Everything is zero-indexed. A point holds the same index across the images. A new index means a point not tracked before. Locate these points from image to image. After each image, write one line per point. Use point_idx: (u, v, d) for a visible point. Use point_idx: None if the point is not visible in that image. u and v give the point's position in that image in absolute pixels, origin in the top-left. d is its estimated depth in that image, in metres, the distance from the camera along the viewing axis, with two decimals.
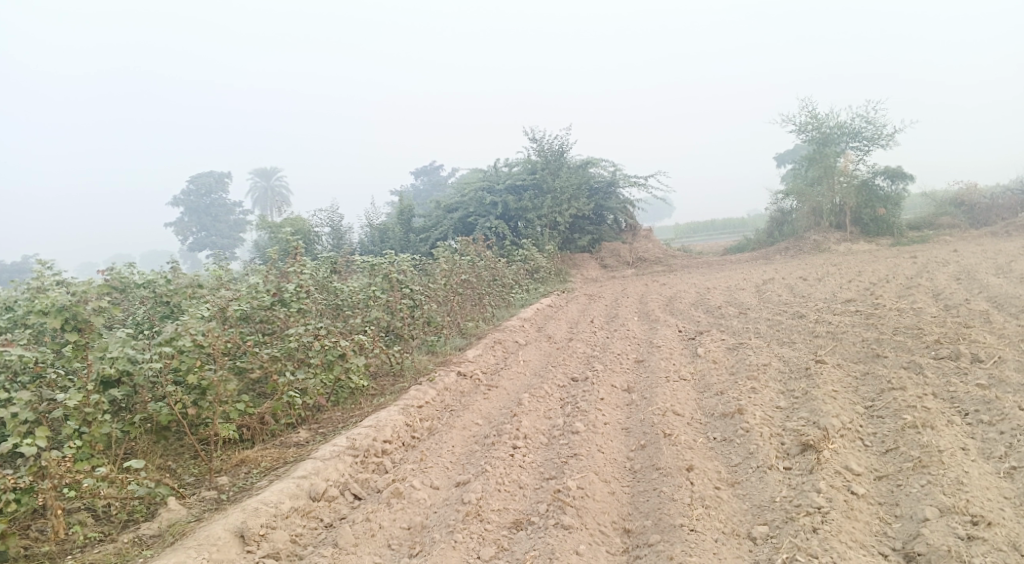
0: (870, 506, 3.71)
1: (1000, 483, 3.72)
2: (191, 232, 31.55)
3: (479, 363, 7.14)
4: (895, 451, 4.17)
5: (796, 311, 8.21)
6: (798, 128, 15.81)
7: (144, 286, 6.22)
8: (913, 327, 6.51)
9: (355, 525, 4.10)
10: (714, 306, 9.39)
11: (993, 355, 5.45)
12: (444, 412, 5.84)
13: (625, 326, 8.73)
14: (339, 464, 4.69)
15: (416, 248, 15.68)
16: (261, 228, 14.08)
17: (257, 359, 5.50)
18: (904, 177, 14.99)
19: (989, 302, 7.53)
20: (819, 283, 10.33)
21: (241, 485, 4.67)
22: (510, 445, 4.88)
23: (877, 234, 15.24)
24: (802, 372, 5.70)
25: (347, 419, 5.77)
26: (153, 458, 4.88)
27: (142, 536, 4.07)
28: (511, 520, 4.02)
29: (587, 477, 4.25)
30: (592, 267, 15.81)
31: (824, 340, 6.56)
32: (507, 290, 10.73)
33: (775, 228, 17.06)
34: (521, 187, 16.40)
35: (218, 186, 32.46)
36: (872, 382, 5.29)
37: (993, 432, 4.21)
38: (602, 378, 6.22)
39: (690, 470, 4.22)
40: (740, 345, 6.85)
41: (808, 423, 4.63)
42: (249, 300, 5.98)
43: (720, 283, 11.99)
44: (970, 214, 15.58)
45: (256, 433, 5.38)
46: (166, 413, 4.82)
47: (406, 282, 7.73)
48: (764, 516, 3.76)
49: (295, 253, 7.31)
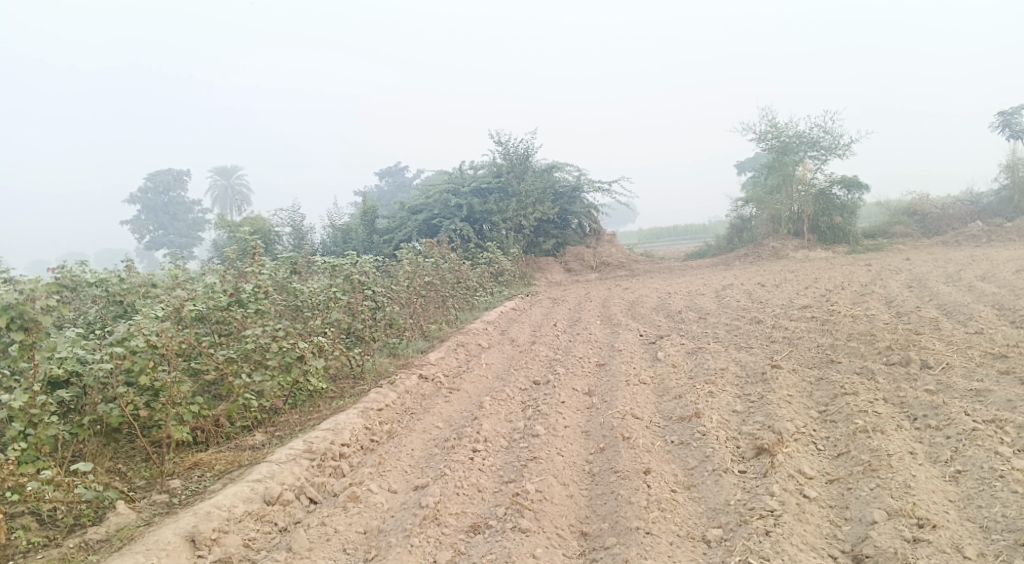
0: (821, 509, 3.79)
1: (945, 486, 3.82)
2: (148, 230, 30.80)
3: (441, 366, 7.11)
4: (847, 455, 4.26)
5: (754, 316, 8.36)
6: (759, 136, 16.09)
7: (97, 284, 6.02)
8: (866, 333, 6.68)
9: (310, 529, 4.04)
10: (675, 311, 9.50)
11: (941, 361, 5.61)
12: (404, 415, 5.79)
13: (587, 330, 8.77)
14: (295, 468, 4.61)
15: (380, 250, 15.53)
16: (221, 227, 13.80)
17: (212, 361, 5.37)
18: (859, 187, 15.38)
19: (938, 309, 7.76)
20: (776, 289, 10.53)
21: (194, 488, 4.56)
22: (470, 449, 4.86)
23: (833, 242, 15.61)
24: (758, 377, 5.80)
25: (305, 422, 5.68)
26: (102, 461, 4.73)
27: (88, 540, 3.94)
28: (469, 523, 3.99)
29: (546, 480, 4.26)
30: (556, 271, 15.87)
31: (781, 346, 6.69)
32: (471, 293, 10.71)
33: (735, 234, 17.37)
34: (486, 189, 16.41)
35: (177, 184, 31.80)
36: (825, 387, 5.41)
37: (940, 437, 4.33)
38: (563, 381, 6.25)
39: (647, 473, 4.26)
40: (700, 349, 6.95)
41: (764, 426, 4.71)
42: (206, 300, 5.84)
43: (682, 288, 12.14)
44: (922, 223, 16.04)
45: (211, 436, 5.27)
46: (117, 415, 4.68)
47: (369, 283, 7.64)
48: (718, 518, 3.81)
49: (254, 253, 7.17)
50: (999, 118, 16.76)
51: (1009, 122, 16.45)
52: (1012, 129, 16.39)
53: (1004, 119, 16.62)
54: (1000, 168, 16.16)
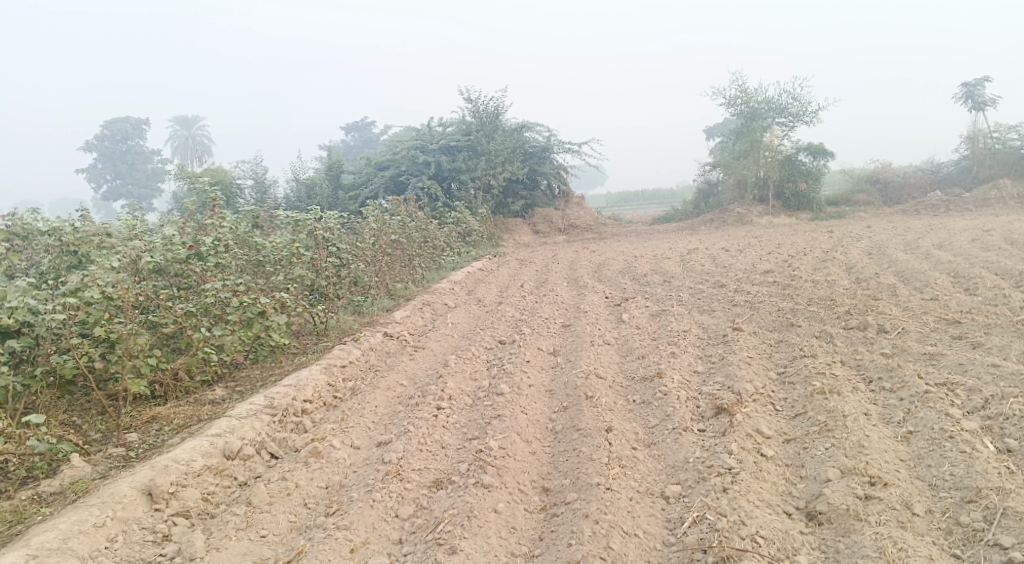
0: (778, 467, 3.88)
1: (897, 446, 3.94)
2: (105, 180, 29.80)
3: (406, 324, 7.06)
4: (803, 415, 4.36)
5: (718, 280, 8.45)
6: (728, 102, 16.11)
7: (49, 233, 5.73)
8: (826, 298, 6.81)
9: (271, 484, 4.01)
10: (640, 274, 9.55)
11: (897, 326, 5.75)
12: (368, 372, 5.76)
13: (553, 291, 8.78)
14: (256, 423, 4.55)
15: (345, 206, 15.25)
16: (180, 178, 13.39)
17: (170, 314, 5.24)
18: (825, 154, 15.55)
19: (896, 276, 7.93)
20: (740, 254, 10.66)
21: (152, 442, 4.48)
22: (434, 406, 4.86)
23: (797, 209, 15.80)
24: (720, 339, 5.89)
25: (266, 377, 5.61)
26: (56, 414, 4.63)
27: (41, 493, 3.85)
28: (431, 479, 4.00)
29: (509, 438, 4.28)
30: (524, 232, 15.82)
31: (743, 309, 6.79)
32: (438, 253, 10.61)
33: (701, 199, 17.49)
34: (454, 147, 16.21)
35: (135, 132, 30.78)
36: (784, 349, 5.52)
37: (893, 398, 4.46)
38: (529, 341, 6.26)
39: (609, 432, 4.30)
40: (663, 312, 7.01)
41: (723, 387, 4.80)
42: (164, 252, 5.66)
43: (648, 251, 12.21)
44: (884, 191, 16.32)
45: (169, 389, 5.16)
46: (71, 367, 4.55)
47: (333, 239, 7.50)
48: (677, 475, 3.88)
49: (214, 205, 6.96)
50: (962, 89, 16.99)
51: (972, 94, 16.70)
52: (975, 101, 16.66)
53: (967, 90, 16.85)
54: (961, 139, 16.45)
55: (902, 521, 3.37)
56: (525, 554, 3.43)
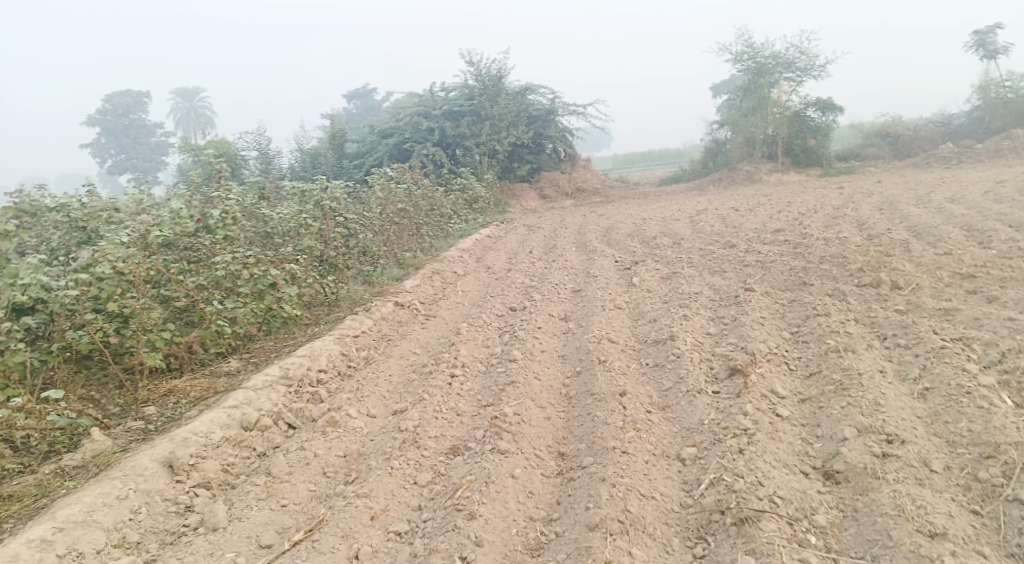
0: (794, 428, 3.89)
1: (913, 403, 3.93)
2: (109, 155, 29.71)
3: (416, 293, 7.05)
4: (818, 374, 4.35)
5: (728, 240, 8.37)
6: (735, 57, 15.79)
7: (57, 210, 5.72)
8: (838, 255, 6.74)
9: (289, 454, 4.05)
10: (649, 236, 9.48)
11: (911, 282, 5.70)
12: (381, 341, 5.77)
13: (562, 256, 8.74)
14: (272, 394, 4.59)
15: (350, 175, 15.16)
16: (184, 151, 13.32)
17: (182, 288, 5.26)
18: (834, 109, 15.29)
19: (909, 231, 7.84)
20: (750, 213, 10.55)
21: (170, 415, 4.52)
22: (447, 374, 4.87)
23: (806, 165, 15.59)
24: (732, 300, 5.85)
25: (280, 348, 5.64)
26: (74, 389, 4.64)
27: (64, 467, 3.90)
28: (448, 446, 4.03)
29: (524, 404, 4.29)
30: (531, 197, 15.71)
31: (754, 269, 6.74)
32: (445, 220, 10.56)
33: (709, 158, 17.28)
34: (458, 113, 16.03)
35: (136, 106, 30.58)
36: (797, 308, 5.48)
37: (909, 355, 4.43)
38: (539, 307, 6.24)
39: (624, 395, 4.31)
40: (674, 274, 6.97)
41: (737, 348, 4.78)
42: (172, 226, 5.65)
43: (656, 213, 12.11)
44: (895, 145, 16.06)
45: (184, 362, 5.19)
46: (87, 342, 4.57)
47: (340, 209, 7.46)
48: (693, 437, 3.89)
49: (219, 177, 6.92)
50: (975, 37, 16.57)
51: (984, 41, 16.29)
52: (987, 48, 16.26)
53: (980, 38, 16.43)
54: (973, 89, 16.11)
55: (920, 478, 3.37)
56: (543, 518, 3.46)
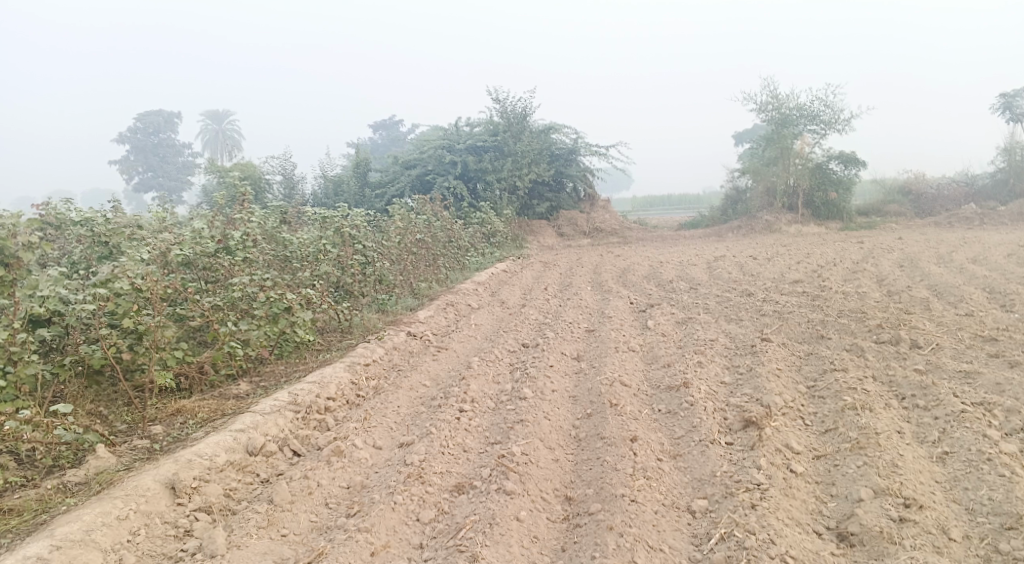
0: (807, 485, 3.79)
1: (931, 467, 3.83)
2: (137, 172, 30.30)
3: (430, 324, 7.04)
4: (834, 431, 4.26)
5: (745, 289, 8.33)
6: (759, 107, 15.91)
7: (81, 224, 5.78)
8: (857, 310, 6.67)
9: (292, 482, 4.01)
10: (666, 280, 9.45)
11: (931, 342, 5.61)
12: (391, 371, 5.75)
13: (578, 295, 8.72)
14: (279, 419, 4.57)
15: (371, 204, 15.31)
16: (210, 172, 13.54)
17: (197, 307, 5.28)
18: (857, 163, 15.28)
19: (930, 290, 7.76)
20: (768, 263, 10.50)
21: (176, 435, 4.50)
22: (456, 409, 4.82)
23: (826, 218, 15.54)
24: (747, 350, 5.78)
25: (290, 373, 5.62)
26: (83, 404, 4.67)
27: (66, 483, 3.88)
28: (453, 483, 3.96)
29: (532, 444, 4.23)
30: (549, 235, 15.77)
31: (771, 319, 6.68)
32: (463, 253, 10.59)
33: (729, 205, 17.31)
34: (481, 148, 16.21)
35: (167, 126, 31.24)
36: (814, 362, 5.40)
37: (927, 417, 4.33)
38: (552, 345, 6.20)
39: (634, 441, 4.23)
40: (690, 320, 6.92)
41: (752, 399, 4.70)
42: (193, 245, 5.70)
43: (673, 257, 12.10)
44: (916, 202, 16.00)
45: (194, 383, 5.19)
46: (99, 357, 4.60)
47: (359, 237, 7.51)
48: (704, 489, 3.81)
49: (243, 199, 7.00)
50: (1000, 100, 16.60)
51: (1010, 104, 16.31)
52: (1013, 111, 16.26)
53: (1005, 101, 16.47)
54: (998, 151, 16.08)
55: (938, 546, 3.27)
56: None
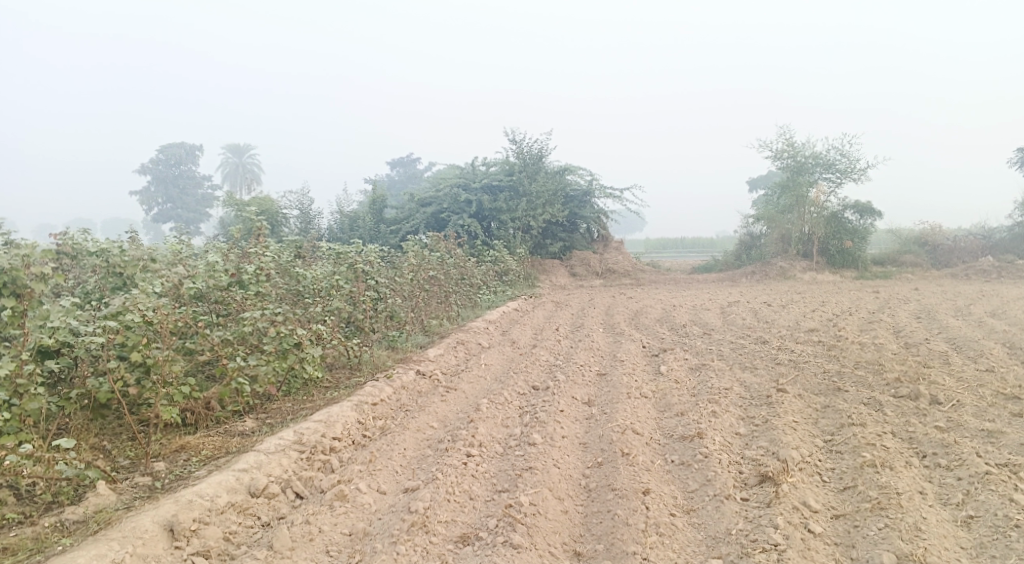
0: (826, 546, 3.65)
1: (956, 532, 3.68)
2: (156, 203, 30.72)
3: (439, 363, 6.97)
4: (853, 489, 4.13)
5: (759, 336, 8.22)
6: (774, 154, 15.94)
7: (97, 254, 5.80)
8: (874, 362, 6.54)
9: (294, 527, 3.92)
10: (679, 324, 9.36)
11: (951, 398, 5.46)
12: (399, 412, 5.66)
13: (589, 337, 8.63)
14: (283, 460, 4.50)
15: (386, 239, 15.38)
16: (228, 205, 13.69)
17: (207, 342, 5.26)
18: (873, 213, 15.22)
19: (948, 343, 7.62)
20: (782, 310, 10.39)
21: (178, 473, 4.43)
22: (464, 453, 4.72)
23: (842, 266, 15.42)
24: (763, 400, 5.65)
25: (297, 411, 5.55)
26: (86, 437, 4.62)
27: (64, 521, 3.82)
28: (458, 533, 3.86)
29: (541, 494, 4.12)
30: (561, 274, 15.76)
31: (786, 368, 6.56)
32: (475, 291, 10.57)
33: (743, 251, 17.26)
34: (497, 187, 16.31)
35: (188, 159, 31.75)
36: (831, 415, 5.27)
37: (950, 478, 4.18)
38: (563, 388, 6.10)
39: (646, 494, 4.11)
40: (703, 366, 6.81)
41: (767, 453, 4.57)
42: (206, 278, 5.71)
43: (686, 301, 12.02)
44: (933, 253, 15.88)
45: (200, 418, 5.13)
46: (106, 391, 4.56)
47: (372, 273, 7.49)
48: (718, 549, 3.68)
49: (259, 233, 7.01)
50: (1018, 154, 16.57)
51: None
52: None
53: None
54: (1016, 204, 15.97)
55: None
56: None
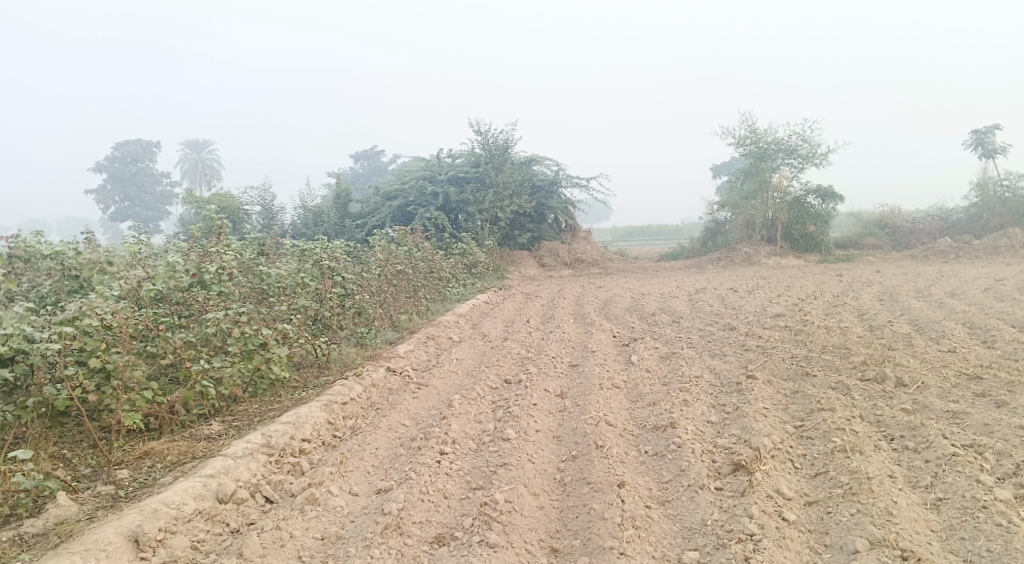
0: (801, 534, 3.68)
1: (926, 514, 3.74)
2: (114, 200, 29.92)
3: (410, 359, 6.88)
4: (824, 475, 4.17)
5: (728, 322, 8.28)
6: (737, 141, 16.09)
7: (51, 256, 5.59)
8: (841, 346, 6.63)
9: (264, 533, 3.82)
10: (648, 312, 9.39)
11: (916, 380, 5.56)
12: (369, 411, 5.57)
13: (560, 328, 8.61)
14: (252, 464, 4.39)
15: (352, 234, 15.17)
16: (187, 202, 13.34)
17: (169, 345, 5.10)
18: (834, 197, 15.46)
19: (911, 325, 7.77)
20: (749, 295, 10.51)
21: (143, 480, 4.29)
22: (437, 451, 4.66)
23: (805, 251, 15.66)
24: (733, 387, 5.69)
25: (265, 412, 5.43)
26: (45, 446, 4.45)
27: (23, 534, 3.67)
28: (433, 534, 3.80)
29: (516, 490, 4.09)
30: (530, 265, 15.74)
31: (755, 354, 6.61)
32: (444, 284, 10.47)
33: (709, 237, 17.43)
34: (463, 179, 16.18)
35: (146, 155, 30.94)
36: (801, 400, 5.32)
37: (918, 460, 4.26)
38: (535, 381, 6.07)
39: (622, 487, 4.10)
40: (674, 354, 6.84)
41: (740, 440, 4.60)
42: (166, 279, 5.54)
43: (655, 289, 12.08)
44: (893, 236, 16.22)
45: (164, 423, 4.98)
46: (64, 398, 4.40)
47: (339, 269, 7.35)
48: (695, 540, 3.69)
49: (220, 231, 6.82)
50: (972, 136, 16.97)
51: (982, 141, 16.68)
52: (985, 148, 16.61)
53: (977, 137, 16.83)
54: (971, 186, 16.37)
55: None
56: None
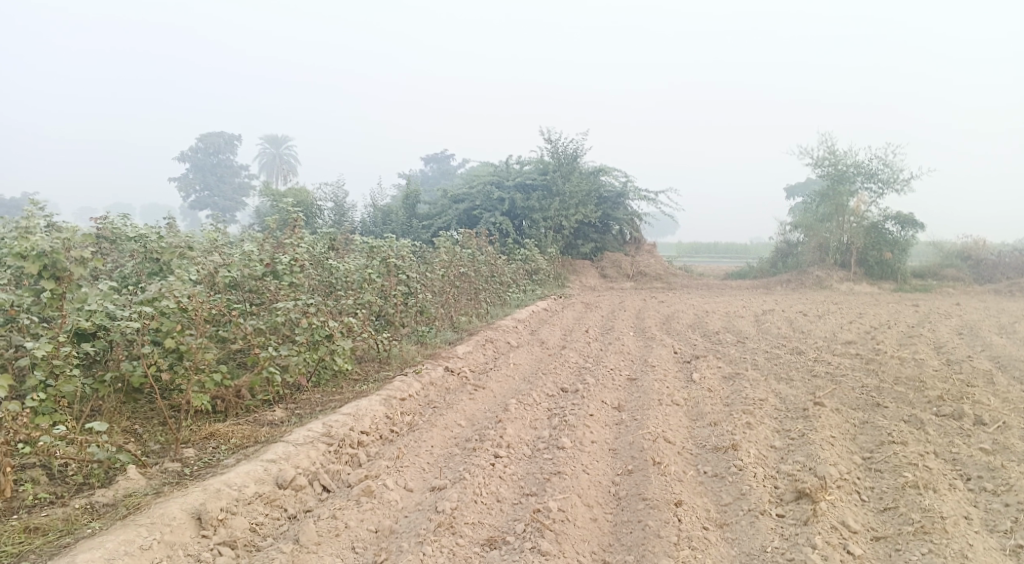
0: None
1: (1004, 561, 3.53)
2: (194, 190, 31.23)
3: (468, 360, 6.92)
4: (894, 510, 3.97)
5: (795, 346, 8.01)
6: (814, 162, 15.62)
7: (136, 239, 5.85)
8: (916, 378, 6.32)
9: (320, 521, 3.89)
10: (711, 331, 9.18)
11: (997, 420, 5.24)
12: (426, 409, 5.62)
13: (620, 340, 8.51)
14: (312, 451, 4.48)
15: (417, 235, 15.41)
16: (263, 195, 13.79)
17: (240, 330, 5.25)
18: (915, 225, 14.75)
19: (993, 362, 7.34)
20: (818, 320, 10.14)
21: (208, 460, 4.44)
22: (491, 454, 4.65)
23: (880, 278, 15.01)
24: (799, 413, 5.49)
25: (326, 402, 5.55)
26: (119, 420, 4.66)
27: (94, 503, 3.84)
28: (484, 536, 3.80)
29: (570, 500, 4.05)
30: (592, 276, 15.65)
31: (823, 381, 6.37)
32: (505, 289, 10.50)
33: (778, 258, 16.94)
34: (530, 186, 16.21)
35: (226, 148, 32.22)
36: (871, 432, 5.09)
37: (997, 503, 4.01)
38: (592, 392, 6.00)
39: (678, 506, 4.01)
40: (737, 375, 6.65)
41: (804, 468, 4.44)
42: (241, 267, 5.72)
43: (719, 307, 11.81)
44: (976, 268, 15.41)
45: (230, 406, 5.14)
46: (139, 374, 4.59)
47: (404, 267, 7.45)
48: None
49: (294, 224, 6.98)
50: None
51: None
52: None
53: None
54: None
55: None
56: None
